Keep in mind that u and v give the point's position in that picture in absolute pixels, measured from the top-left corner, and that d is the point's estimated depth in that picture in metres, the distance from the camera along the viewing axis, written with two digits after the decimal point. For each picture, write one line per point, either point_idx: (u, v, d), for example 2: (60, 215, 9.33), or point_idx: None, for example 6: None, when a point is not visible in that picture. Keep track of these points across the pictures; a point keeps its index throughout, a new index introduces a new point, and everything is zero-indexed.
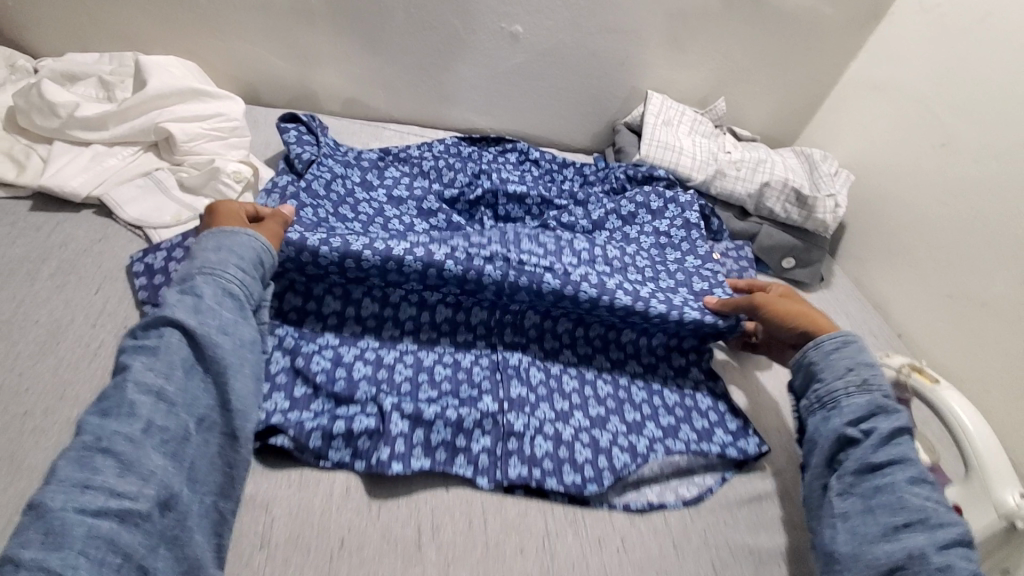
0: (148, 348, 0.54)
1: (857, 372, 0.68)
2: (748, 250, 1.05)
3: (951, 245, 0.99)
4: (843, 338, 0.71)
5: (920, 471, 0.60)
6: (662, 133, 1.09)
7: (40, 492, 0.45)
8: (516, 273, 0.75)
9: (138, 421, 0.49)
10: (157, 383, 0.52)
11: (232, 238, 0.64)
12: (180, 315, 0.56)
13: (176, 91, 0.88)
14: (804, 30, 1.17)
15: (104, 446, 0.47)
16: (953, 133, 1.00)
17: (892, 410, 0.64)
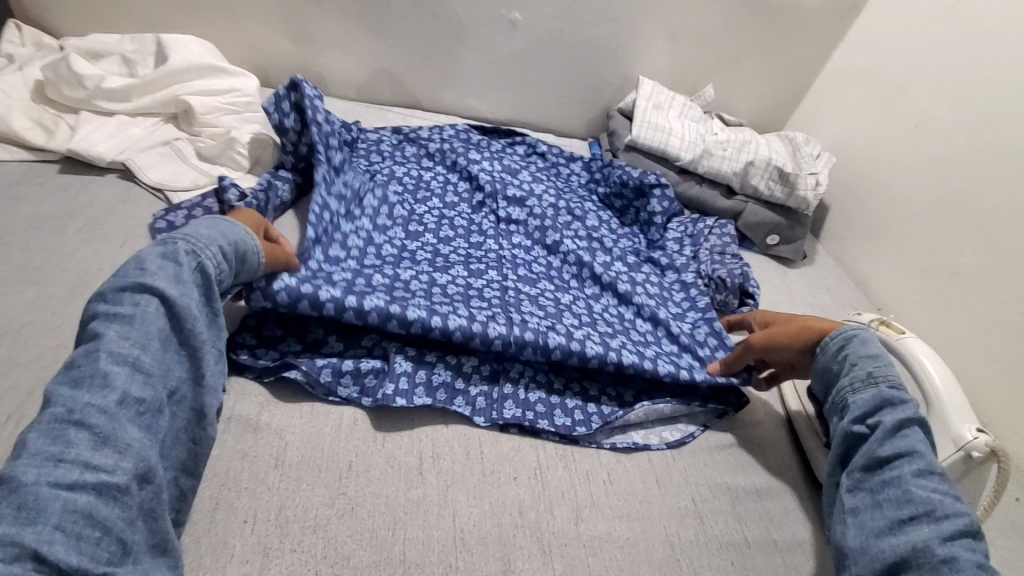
0: (123, 316, 0.54)
1: (861, 366, 0.68)
2: (731, 228, 1.09)
3: (925, 221, 1.04)
4: (848, 334, 0.71)
5: (931, 462, 0.60)
6: (653, 115, 1.15)
7: (9, 466, 0.45)
8: (521, 330, 0.73)
9: (112, 392, 0.50)
10: (133, 354, 0.52)
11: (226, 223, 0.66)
12: (164, 286, 0.56)
13: (195, 67, 0.94)
14: (787, 21, 1.23)
15: (77, 419, 0.48)
16: (926, 114, 1.07)
17: (903, 404, 0.64)
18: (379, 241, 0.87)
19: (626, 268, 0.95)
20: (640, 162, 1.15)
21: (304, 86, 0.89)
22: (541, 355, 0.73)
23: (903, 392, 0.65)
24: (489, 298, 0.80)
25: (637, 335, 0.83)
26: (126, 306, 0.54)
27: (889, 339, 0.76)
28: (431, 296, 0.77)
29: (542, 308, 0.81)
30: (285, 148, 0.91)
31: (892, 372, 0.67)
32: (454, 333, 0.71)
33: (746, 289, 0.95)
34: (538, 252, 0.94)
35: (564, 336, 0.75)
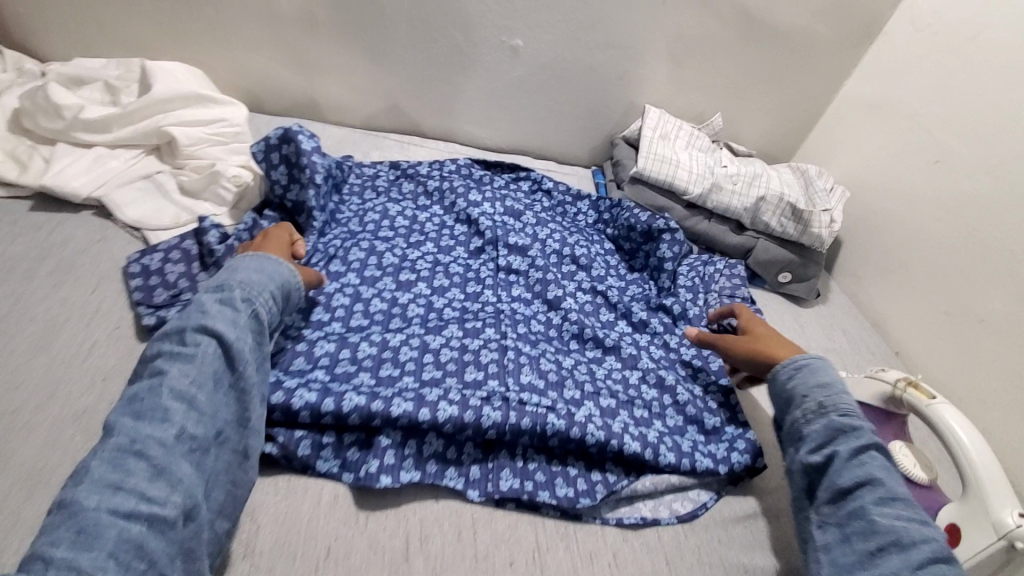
0: (183, 355, 0.56)
1: (811, 397, 0.66)
2: (742, 268, 1.04)
3: (948, 262, 0.99)
4: (794, 367, 0.70)
5: (893, 489, 0.57)
6: (659, 146, 1.10)
7: (70, 491, 0.46)
8: (518, 415, 0.67)
9: (171, 426, 0.51)
10: (190, 391, 0.54)
11: (270, 264, 0.67)
12: (222, 327, 0.58)
13: (180, 96, 0.89)
14: (799, 49, 1.18)
15: (139, 449, 0.49)
16: (947, 149, 1.02)
17: (857, 431, 0.62)
18: (366, 301, 0.82)
19: (629, 328, 0.90)
20: (646, 195, 1.10)
21: (297, 137, 0.86)
22: (538, 440, 0.68)
23: (855, 418, 0.63)
24: (486, 366, 0.75)
25: (643, 407, 0.78)
26: (187, 346, 0.56)
27: (918, 404, 0.70)
28: (422, 381, 0.71)
29: (542, 377, 0.76)
30: (274, 190, 0.87)
31: (845, 399, 0.65)
32: (444, 424, 0.64)
33: None
34: (538, 306, 0.89)
35: (565, 415, 0.69)
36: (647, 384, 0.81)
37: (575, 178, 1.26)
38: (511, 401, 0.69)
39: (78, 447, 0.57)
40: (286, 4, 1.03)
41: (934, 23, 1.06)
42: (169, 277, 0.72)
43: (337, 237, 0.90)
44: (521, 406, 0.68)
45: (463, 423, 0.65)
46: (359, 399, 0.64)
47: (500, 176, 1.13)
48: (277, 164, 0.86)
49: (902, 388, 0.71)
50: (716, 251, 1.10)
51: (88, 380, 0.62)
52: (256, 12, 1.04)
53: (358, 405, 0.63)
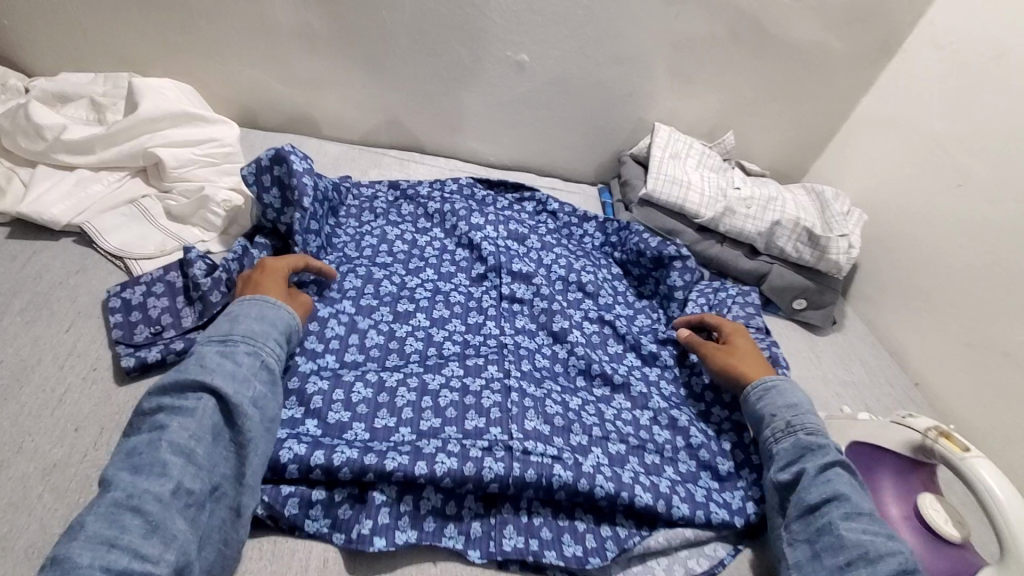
0: (183, 410, 0.53)
1: (780, 416, 0.69)
2: (756, 296, 0.97)
3: (971, 292, 0.95)
4: (763, 388, 0.73)
5: (857, 504, 0.60)
6: (670, 166, 1.06)
7: (63, 548, 0.44)
8: (522, 467, 0.63)
9: (168, 481, 0.49)
10: (190, 446, 0.52)
11: (275, 310, 0.66)
12: (224, 382, 0.56)
13: (169, 115, 0.85)
14: (815, 65, 1.14)
15: (135, 504, 0.47)
16: (970, 172, 0.97)
17: (822, 448, 0.65)
18: (361, 335, 0.77)
19: (638, 363, 0.86)
20: (656, 218, 1.06)
21: (289, 158, 0.80)
22: (543, 493, 0.63)
23: (821, 437, 0.66)
24: (488, 409, 0.70)
25: (654, 451, 0.73)
26: (188, 401, 0.54)
27: (950, 456, 0.66)
28: (421, 433, 0.67)
29: (547, 421, 0.71)
30: (266, 214, 0.82)
31: (811, 418, 0.68)
32: (442, 478, 0.60)
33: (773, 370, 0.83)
34: (543, 339, 0.85)
35: (572, 466, 0.65)
36: (657, 426, 0.77)
37: (581, 197, 1.21)
38: (513, 451, 0.65)
39: (47, 506, 0.53)
40: (282, 18, 0.99)
41: (957, 40, 1.01)
42: (151, 313, 0.68)
43: (332, 264, 0.86)
44: (525, 456, 0.64)
45: (463, 479, 0.61)
46: (353, 453, 0.60)
47: (504, 196, 1.08)
48: (266, 179, 0.80)
49: (933, 438, 0.68)
50: (728, 276, 1.06)
51: (60, 431, 0.58)
52: (251, 25, 1.00)
53: (351, 459, 0.60)
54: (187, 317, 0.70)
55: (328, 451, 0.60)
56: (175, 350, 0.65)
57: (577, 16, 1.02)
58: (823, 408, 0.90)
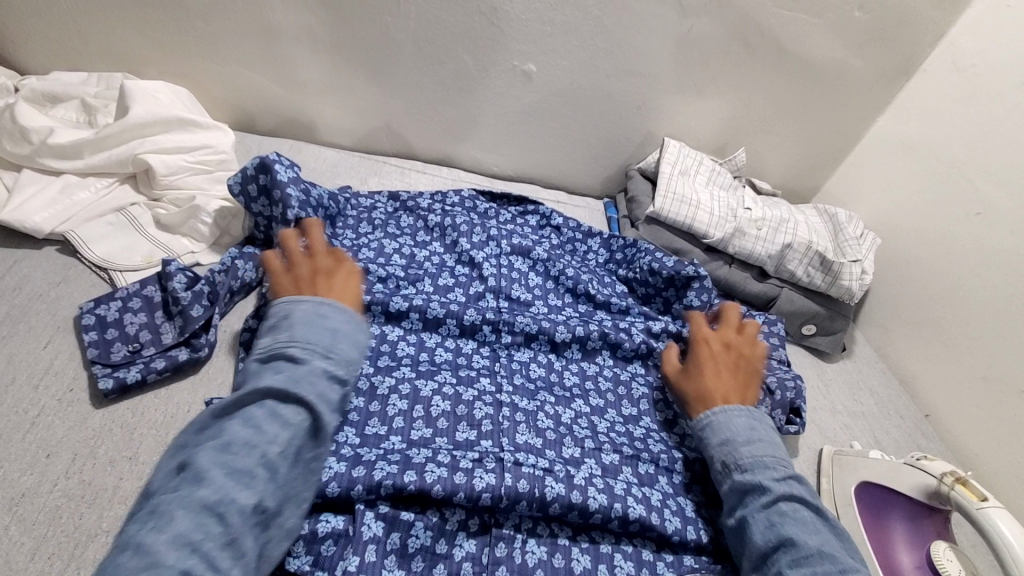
0: (278, 419, 0.52)
1: (720, 455, 0.66)
2: (781, 327, 0.95)
3: (988, 325, 0.91)
4: (702, 424, 0.70)
5: (804, 545, 0.56)
6: (678, 184, 1.03)
7: (151, 538, 0.43)
8: (514, 477, 0.61)
9: (253, 493, 0.48)
10: (276, 461, 0.50)
11: (367, 338, 0.64)
12: (323, 406, 0.55)
13: (161, 120, 0.82)
14: (832, 83, 1.10)
15: (220, 512, 0.46)
16: (989, 201, 0.94)
17: (759, 489, 0.61)
18: None
19: (643, 372, 0.84)
20: (662, 236, 1.03)
21: (275, 167, 0.76)
22: (537, 508, 0.61)
23: (757, 473, 0.63)
24: (480, 424, 0.68)
25: (649, 462, 0.71)
26: (288, 412, 0.52)
27: (967, 504, 0.63)
28: (412, 442, 0.64)
29: (539, 435, 0.69)
30: (257, 227, 0.79)
31: (746, 452, 0.65)
32: (432, 487, 0.58)
33: (795, 406, 0.82)
34: (543, 349, 0.82)
35: (563, 480, 0.63)
36: (652, 441, 0.74)
37: (586, 211, 1.18)
38: (505, 463, 0.63)
39: (13, 539, 0.49)
40: (283, 21, 0.96)
41: (979, 63, 0.98)
42: (128, 330, 0.65)
43: None
44: (517, 468, 0.62)
45: (452, 497, 0.58)
46: (342, 470, 0.58)
47: (507, 209, 1.05)
48: (259, 179, 0.77)
49: (949, 484, 0.66)
50: (736, 298, 1.02)
51: (26, 457, 0.54)
52: (251, 27, 0.96)
53: (338, 475, 0.58)
54: (166, 335, 0.66)
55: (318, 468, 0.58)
56: (157, 370, 0.62)
57: (588, 26, 0.98)
58: (832, 441, 0.86)
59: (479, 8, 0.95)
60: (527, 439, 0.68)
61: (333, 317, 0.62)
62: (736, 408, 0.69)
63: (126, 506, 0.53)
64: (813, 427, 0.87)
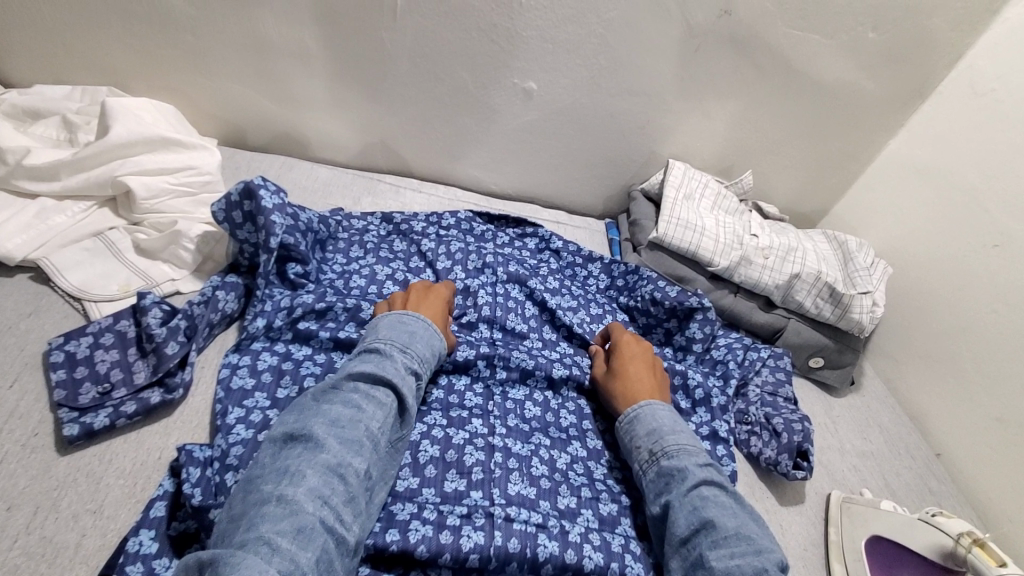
0: (376, 401, 0.59)
1: (645, 446, 0.66)
2: (787, 361, 0.92)
3: (1004, 364, 0.87)
4: (629, 418, 0.69)
5: (723, 527, 0.56)
6: (683, 208, 0.99)
7: (291, 490, 0.49)
8: (504, 536, 0.58)
9: (364, 458, 0.55)
10: (379, 434, 0.57)
11: (439, 339, 0.71)
12: (407, 393, 0.62)
13: (143, 140, 0.79)
14: (843, 105, 1.07)
15: (342, 472, 0.52)
16: (1007, 233, 0.90)
17: (683, 474, 0.61)
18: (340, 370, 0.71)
19: None
20: (665, 262, 0.99)
21: (259, 192, 0.72)
22: (528, 569, 0.57)
23: (682, 459, 0.63)
24: (469, 471, 0.64)
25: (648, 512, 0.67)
26: (379, 394, 0.59)
27: (985, 569, 0.62)
28: (396, 494, 0.61)
29: (533, 484, 0.65)
30: (242, 254, 0.76)
31: (671, 440, 0.65)
32: (416, 548, 0.55)
33: (802, 449, 0.78)
34: (538, 385, 0.78)
35: (558, 536, 0.59)
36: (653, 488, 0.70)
37: (586, 233, 1.14)
38: (495, 518, 0.60)
39: None
40: (275, 35, 0.92)
41: (998, 88, 0.94)
42: (99, 368, 0.62)
43: (312, 295, 0.77)
44: (507, 524, 0.59)
45: (436, 559, 0.55)
46: None
47: (504, 231, 1.02)
48: (246, 204, 0.73)
49: (965, 545, 0.65)
50: (741, 328, 0.98)
51: None
52: (241, 41, 0.93)
53: None
54: (139, 372, 0.63)
55: None
56: (127, 415, 0.59)
57: (591, 44, 0.95)
58: (841, 486, 0.82)
59: (478, 24, 0.92)
60: (521, 488, 0.64)
61: (410, 324, 0.69)
62: (661, 404, 0.70)
63: (87, 566, 0.50)
64: (821, 470, 0.83)
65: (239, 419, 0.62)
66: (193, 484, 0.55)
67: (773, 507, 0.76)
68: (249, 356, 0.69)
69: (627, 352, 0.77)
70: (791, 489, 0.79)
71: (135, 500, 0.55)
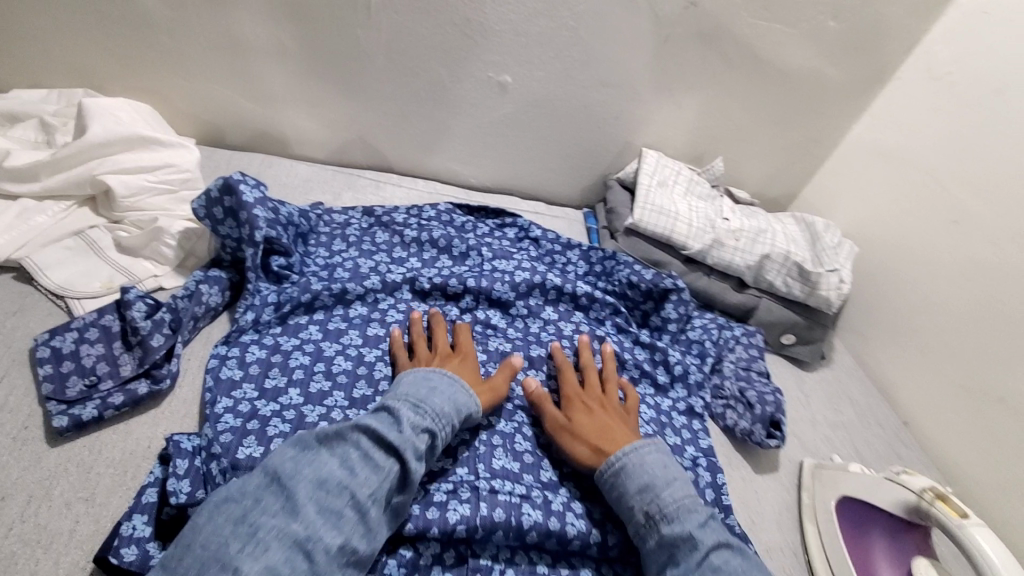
0: (372, 465, 0.55)
1: (640, 508, 0.61)
2: (760, 338, 0.96)
3: (964, 334, 0.92)
4: (614, 475, 0.64)
5: None
6: (657, 195, 1.02)
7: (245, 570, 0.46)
8: (489, 507, 0.61)
9: (340, 533, 0.51)
10: (365, 505, 0.53)
11: (465, 398, 0.66)
12: (412, 459, 0.57)
13: (121, 139, 0.79)
14: (807, 92, 1.11)
15: (308, 549, 0.49)
16: (965, 210, 0.94)
17: (691, 542, 0.58)
18: (327, 360, 0.72)
19: None
20: (642, 248, 1.02)
21: (239, 188, 0.74)
22: (514, 538, 0.60)
23: (684, 522, 0.59)
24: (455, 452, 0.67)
25: None
26: (379, 457, 0.56)
27: (947, 522, 0.62)
28: None
29: (516, 459, 0.68)
30: (225, 249, 0.77)
31: (668, 498, 0.61)
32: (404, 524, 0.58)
33: (775, 419, 0.82)
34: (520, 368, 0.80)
35: (540, 506, 0.63)
36: None
37: (564, 222, 1.17)
38: (480, 492, 0.62)
39: None
40: (251, 34, 0.93)
41: (954, 71, 0.99)
42: (85, 363, 0.62)
43: (297, 287, 0.78)
44: (493, 497, 0.62)
45: (423, 533, 0.58)
46: None
47: (484, 221, 1.03)
48: (227, 199, 0.74)
49: (929, 500, 0.64)
50: (715, 309, 1.02)
51: None
52: (218, 40, 0.94)
53: None
54: (125, 365, 0.64)
55: None
56: (114, 406, 0.59)
57: (563, 37, 0.97)
58: (813, 454, 0.85)
59: (452, 20, 0.94)
60: (506, 464, 0.67)
61: (431, 377, 0.66)
62: (644, 447, 0.66)
63: (82, 551, 0.51)
64: (794, 440, 0.87)
65: (227, 409, 0.64)
66: (180, 476, 0.56)
67: (750, 476, 0.79)
68: (238, 348, 0.70)
69: (586, 407, 0.72)
70: (766, 459, 0.82)
71: (127, 487, 0.56)
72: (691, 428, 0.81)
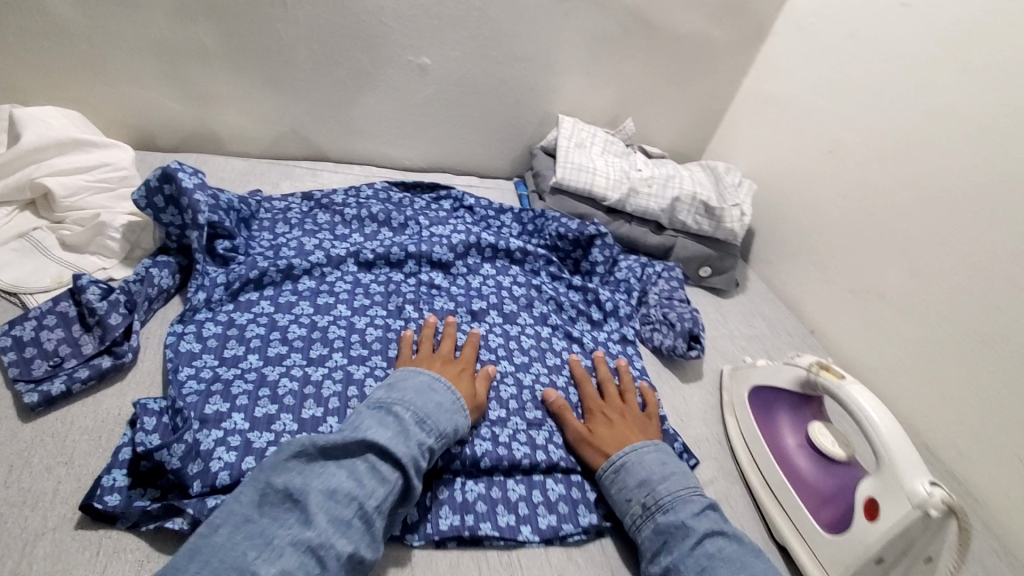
0: (379, 476, 0.57)
1: (637, 501, 0.65)
2: (678, 271, 1.07)
3: (847, 245, 1.06)
4: (616, 471, 0.68)
5: None
6: (576, 155, 1.12)
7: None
8: None
9: (349, 541, 0.52)
10: (373, 515, 0.55)
11: (460, 413, 0.68)
12: (414, 474, 0.59)
13: (54, 143, 0.82)
14: (698, 51, 1.23)
15: (321, 556, 0.50)
16: (837, 139, 1.08)
17: (684, 530, 0.61)
18: (283, 329, 0.78)
19: (556, 322, 0.93)
20: (568, 205, 1.12)
21: (178, 175, 0.78)
22: (470, 465, 0.69)
23: (679, 512, 0.63)
24: None
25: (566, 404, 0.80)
26: (385, 470, 0.57)
27: (830, 385, 0.73)
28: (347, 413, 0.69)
29: None
30: (170, 236, 0.82)
31: (663, 490, 0.65)
32: None
33: (694, 334, 0.94)
34: (464, 318, 0.88)
35: (489, 437, 0.72)
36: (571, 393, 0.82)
37: (497, 192, 1.26)
38: None
39: None
40: (174, 37, 0.97)
41: (816, 21, 1.13)
42: (47, 347, 0.66)
43: (245, 266, 0.83)
44: None
45: None
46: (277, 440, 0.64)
47: (420, 196, 1.10)
48: (167, 188, 0.78)
49: (815, 371, 0.75)
50: (639, 252, 1.13)
51: None
52: (141, 45, 0.97)
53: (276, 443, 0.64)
54: (87, 344, 0.68)
55: (248, 439, 0.63)
56: (81, 379, 0.64)
57: (472, 18, 1.06)
58: (731, 361, 0.97)
59: (366, 9, 1.00)
60: None
61: (434, 391, 0.68)
62: (647, 449, 0.70)
63: (69, 504, 0.55)
64: (715, 352, 0.99)
65: (190, 375, 0.69)
66: (149, 431, 0.61)
67: (677, 385, 0.90)
68: (194, 325, 0.75)
69: (610, 418, 0.75)
70: (688, 370, 0.94)
71: (104, 449, 0.61)
72: (623, 352, 0.91)
